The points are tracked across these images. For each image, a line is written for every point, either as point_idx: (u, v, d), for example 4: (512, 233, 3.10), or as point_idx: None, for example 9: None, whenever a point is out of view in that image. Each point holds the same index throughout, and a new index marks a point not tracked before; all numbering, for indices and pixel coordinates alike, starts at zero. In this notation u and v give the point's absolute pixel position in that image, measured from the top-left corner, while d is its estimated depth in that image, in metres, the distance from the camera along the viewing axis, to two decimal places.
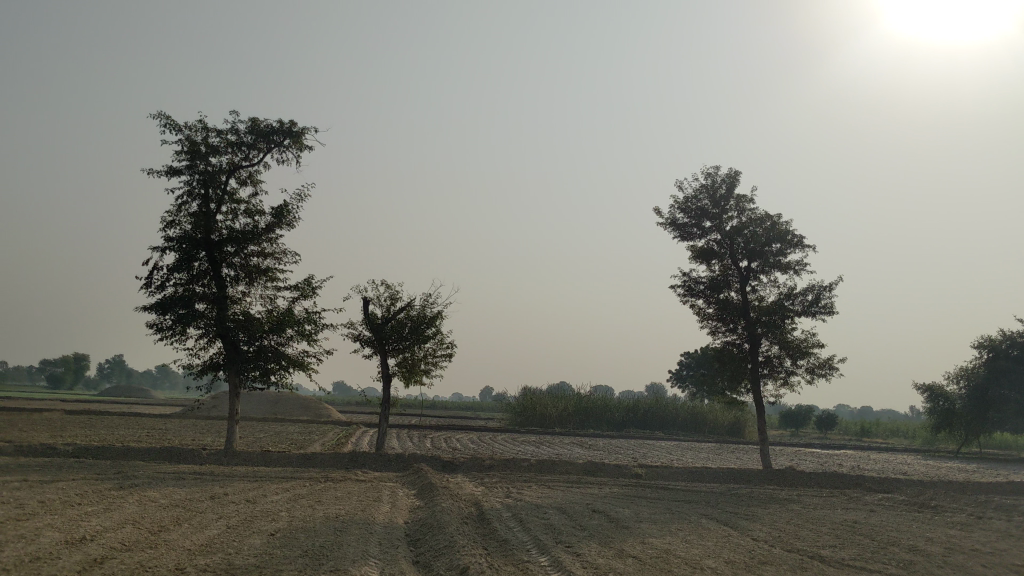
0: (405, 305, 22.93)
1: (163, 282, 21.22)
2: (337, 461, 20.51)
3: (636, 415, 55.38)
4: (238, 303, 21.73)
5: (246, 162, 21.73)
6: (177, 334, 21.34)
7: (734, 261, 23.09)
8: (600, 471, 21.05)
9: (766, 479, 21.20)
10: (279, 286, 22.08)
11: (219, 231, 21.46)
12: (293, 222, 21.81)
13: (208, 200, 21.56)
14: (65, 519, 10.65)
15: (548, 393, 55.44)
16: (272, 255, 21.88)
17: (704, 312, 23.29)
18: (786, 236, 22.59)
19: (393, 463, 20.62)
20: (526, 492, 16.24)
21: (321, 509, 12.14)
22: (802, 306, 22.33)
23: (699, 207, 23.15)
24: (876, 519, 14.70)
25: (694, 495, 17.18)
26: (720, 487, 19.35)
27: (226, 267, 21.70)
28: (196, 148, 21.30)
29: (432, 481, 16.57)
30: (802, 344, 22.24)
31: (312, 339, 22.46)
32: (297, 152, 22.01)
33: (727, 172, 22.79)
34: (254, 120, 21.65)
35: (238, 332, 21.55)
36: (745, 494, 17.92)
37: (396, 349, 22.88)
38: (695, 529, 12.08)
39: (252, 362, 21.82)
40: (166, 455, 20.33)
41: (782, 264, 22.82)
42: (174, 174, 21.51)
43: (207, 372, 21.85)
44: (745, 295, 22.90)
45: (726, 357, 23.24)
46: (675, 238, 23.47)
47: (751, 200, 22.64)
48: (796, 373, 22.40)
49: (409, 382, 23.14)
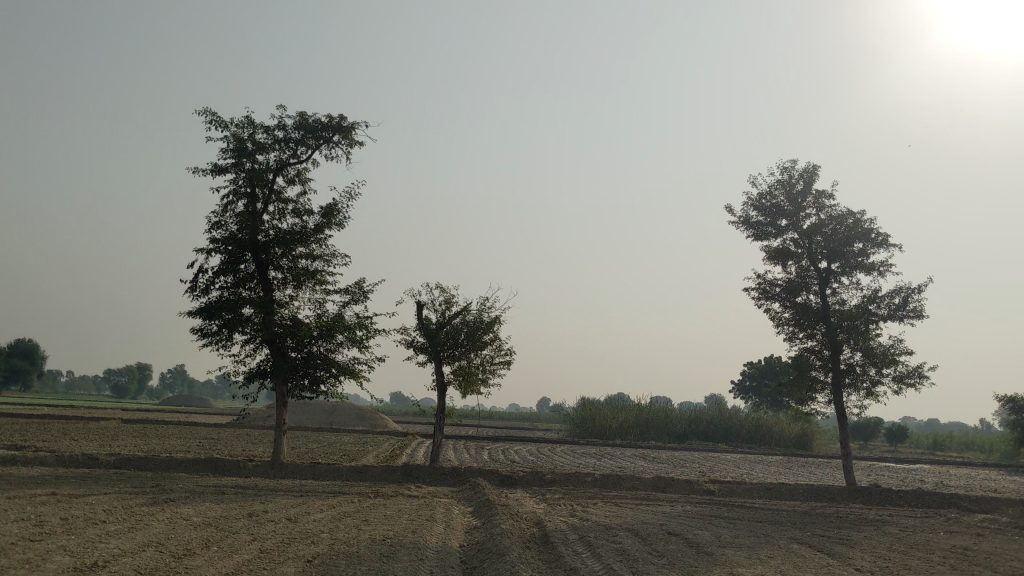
0: (461, 309, 21.72)
1: (208, 286, 20.32)
2: (389, 474, 19.37)
3: (699, 426, 53.61)
4: (286, 307, 20.75)
5: (294, 159, 20.79)
6: (223, 340, 20.42)
7: (812, 262, 21.51)
8: (669, 487, 19.60)
9: (851, 498, 19.59)
10: (328, 289, 21.06)
11: (266, 232, 20.54)
12: (344, 222, 20.78)
13: (254, 199, 20.64)
14: (82, 539, 9.58)
15: (608, 404, 53.85)
16: (321, 257, 20.86)
17: (781, 316, 21.72)
18: (870, 235, 20.97)
19: (448, 477, 19.42)
20: (592, 510, 14.87)
21: (367, 530, 10.94)
22: (888, 309, 20.68)
23: (774, 205, 21.63)
24: (987, 545, 13.15)
25: (778, 515, 15.66)
26: (803, 505, 17.81)
27: (274, 269, 20.75)
28: (243, 145, 20.42)
29: (490, 498, 15.31)
30: (889, 351, 20.56)
31: (363, 345, 21.38)
32: (347, 148, 20.99)
33: (804, 167, 21.24)
34: (302, 115, 20.70)
35: (285, 338, 20.55)
36: (833, 515, 16.37)
37: (451, 356, 21.69)
38: (789, 557, 10.65)
39: (300, 370, 20.79)
40: (210, 466, 19.35)
41: (865, 265, 21.18)
42: (219, 173, 20.63)
43: (254, 379, 20.86)
44: (825, 298, 21.29)
45: (804, 365, 21.62)
46: (748, 238, 21.97)
47: (832, 195, 21.06)
48: (882, 382, 20.70)
49: (465, 391, 21.93)
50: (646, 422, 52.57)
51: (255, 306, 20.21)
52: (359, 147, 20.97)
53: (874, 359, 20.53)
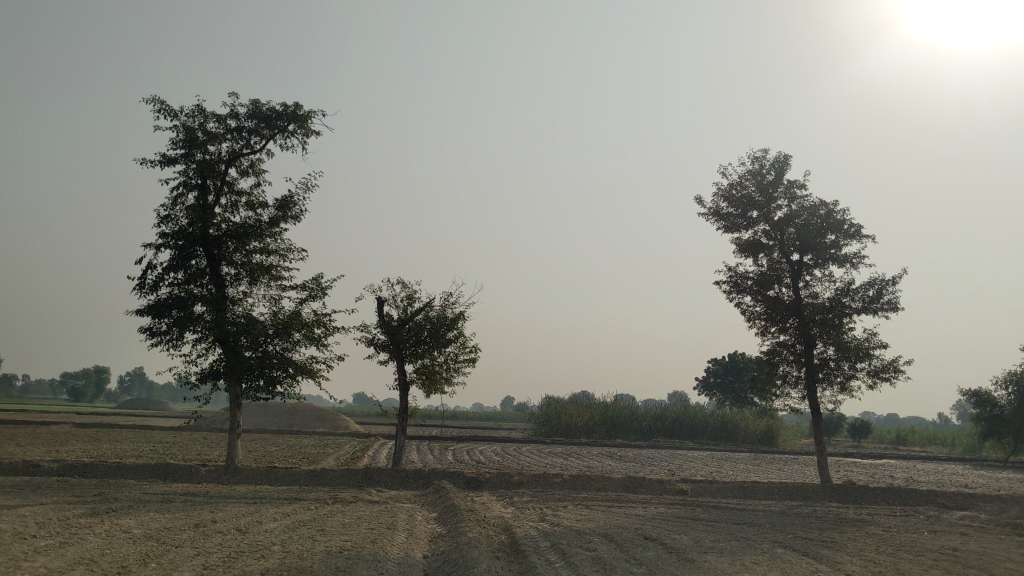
0: (424, 305, 20.94)
1: (156, 282, 19.35)
2: (350, 478, 18.54)
3: (664, 424, 53.18)
4: (239, 304, 19.84)
5: (247, 149, 19.88)
6: (173, 340, 19.45)
7: (784, 255, 20.97)
8: (641, 487, 18.94)
9: (827, 496, 19.06)
10: (284, 285, 20.18)
11: (217, 226, 19.61)
12: (300, 215, 19.92)
13: (206, 191, 19.70)
14: (4, 558, 8.67)
15: (572, 402, 53.19)
16: (277, 252, 19.97)
17: (752, 310, 21.15)
18: (842, 226, 20.49)
19: (411, 481, 18.61)
20: (563, 513, 14.16)
21: (323, 542, 10.12)
22: (862, 302, 20.18)
23: (745, 196, 21.06)
24: (975, 545, 12.62)
25: (756, 516, 15.03)
26: (779, 505, 17.23)
27: (227, 264, 19.82)
28: (193, 134, 19.46)
29: (455, 502, 14.55)
30: (864, 345, 20.06)
31: (322, 344, 20.52)
32: (303, 138, 20.13)
33: (775, 156, 20.70)
34: (255, 104, 19.80)
35: (239, 337, 19.63)
36: (811, 515, 15.79)
37: (413, 354, 20.89)
38: (775, 563, 9.99)
39: (255, 370, 19.89)
40: (160, 473, 18.38)
41: (838, 257, 20.69)
42: (168, 164, 19.65)
43: (206, 380, 19.92)
44: (797, 291, 20.74)
45: (776, 360, 21.06)
46: (719, 230, 21.39)
47: (804, 185, 20.55)
48: (855, 377, 20.20)
49: (429, 391, 21.15)
50: (611, 420, 52.02)
51: (207, 304, 19.27)
52: (315, 137, 20.12)
53: (849, 353, 20.01)
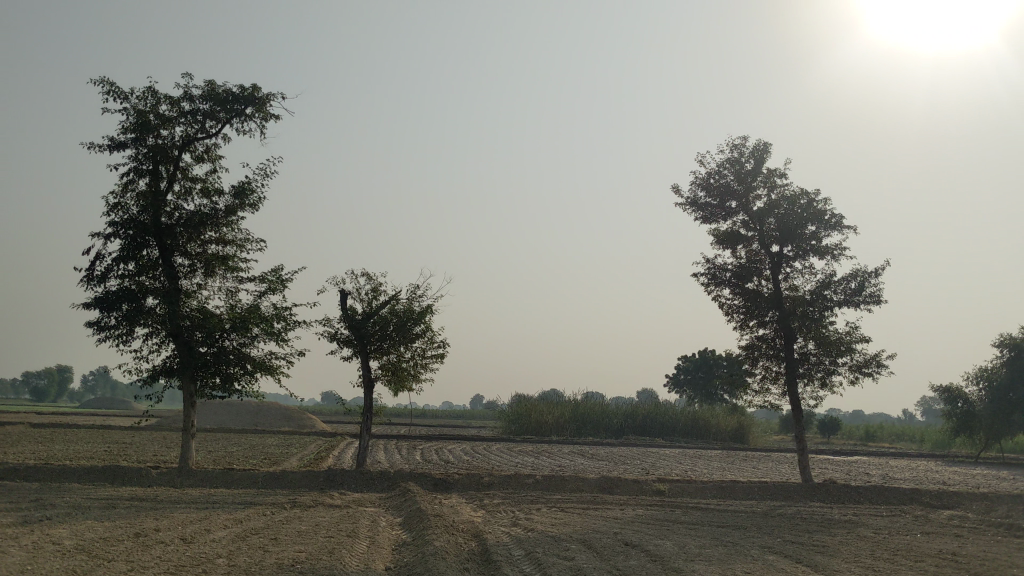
0: (390, 298, 20.02)
1: (105, 274, 18.28)
2: (311, 480, 17.59)
3: (635, 422, 52.60)
4: (194, 297, 18.82)
5: (202, 134, 18.87)
6: (123, 334, 18.40)
7: (763, 246, 20.26)
8: (616, 487, 18.14)
9: (809, 496, 18.37)
10: (241, 277, 19.19)
11: (170, 215, 18.57)
12: (258, 203, 18.95)
13: (157, 178, 18.66)
14: None
15: (542, 400, 52.40)
16: (233, 243, 18.97)
17: (730, 303, 20.41)
18: (823, 216, 19.83)
19: (376, 483, 17.69)
20: (537, 517, 13.31)
21: (275, 553, 9.19)
22: (844, 295, 19.52)
23: (723, 185, 20.33)
24: (973, 547, 11.93)
25: (739, 519, 14.27)
26: (761, 505, 16.49)
27: (180, 255, 18.78)
28: (144, 118, 18.41)
29: (423, 506, 13.67)
30: (845, 339, 19.38)
31: (282, 339, 19.56)
32: (262, 122, 19.15)
33: (755, 144, 19.99)
34: (210, 85, 18.79)
35: (194, 332, 18.62)
36: (796, 516, 15.06)
37: (378, 349, 19.98)
38: (770, 572, 9.20)
39: (210, 367, 18.88)
40: (107, 475, 17.31)
41: (819, 248, 20.02)
42: (118, 148, 18.58)
43: (159, 377, 18.87)
44: (777, 284, 20.02)
45: (755, 355, 20.32)
46: (696, 220, 20.64)
47: (784, 173, 19.85)
48: (836, 372, 19.52)
49: (394, 388, 20.23)
50: (582, 418, 51.34)
51: (159, 296, 18.23)
52: (274, 121, 19.14)
53: (831, 348, 19.32)
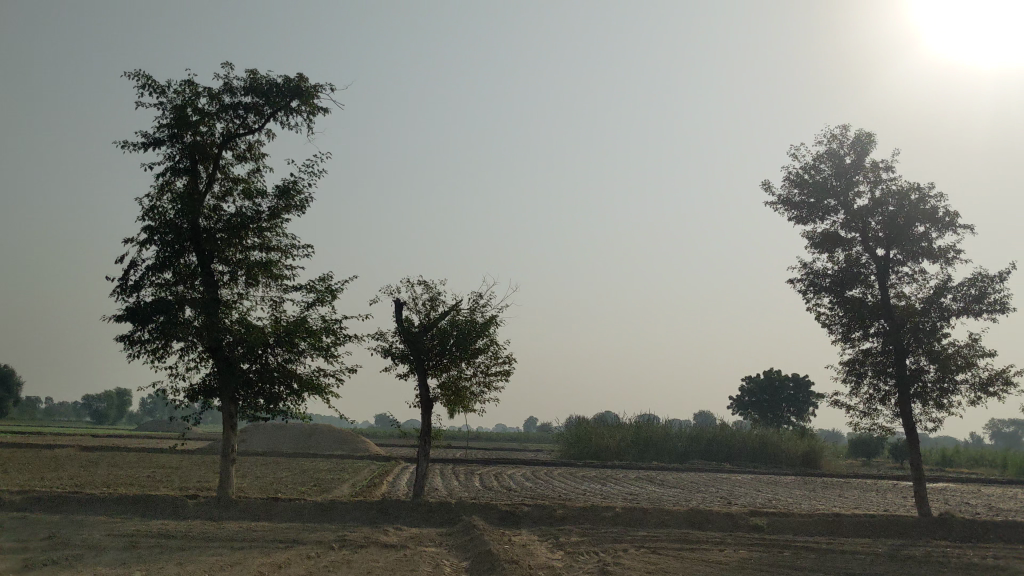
0: (449, 309, 18.16)
1: (139, 283, 16.67)
2: (363, 513, 15.73)
3: (701, 445, 50.18)
4: (235, 308, 17.11)
5: (244, 130, 17.23)
6: (159, 349, 16.77)
7: (867, 249, 18.06)
8: (707, 522, 16.00)
9: (929, 532, 16.04)
10: (286, 286, 17.47)
11: (209, 218, 16.92)
12: (304, 204, 17.28)
13: (195, 177, 17.04)
14: None
15: (602, 422, 50.22)
16: (278, 248, 17.24)
17: (831, 313, 18.23)
18: (936, 214, 17.57)
19: (436, 516, 15.78)
20: (627, 563, 11.27)
21: None
22: (963, 303, 17.25)
23: (819, 181, 18.22)
24: None
25: (866, 566, 12.08)
26: (880, 545, 14.26)
27: (220, 262, 17.11)
28: (182, 112, 16.80)
29: (493, 546, 11.72)
30: (965, 353, 17.05)
31: (331, 355, 17.80)
32: (309, 116, 17.50)
33: (857, 133, 17.88)
34: (252, 76, 17.17)
35: (236, 346, 16.91)
36: (928, 560, 12.84)
37: (437, 366, 18.11)
38: None
39: (253, 386, 17.13)
40: (138, 506, 15.56)
41: (932, 251, 17.74)
42: (154, 146, 17.01)
43: (198, 397, 17.17)
44: (884, 293, 17.79)
45: (859, 373, 18.03)
46: (790, 221, 18.53)
47: (891, 166, 17.66)
48: (956, 391, 17.16)
49: (455, 409, 18.33)
50: (644, 441, 49.05)
51: (197, 307, 16.57)
52: (322, 115, 17.48)
53: (948, 364, 16.98)
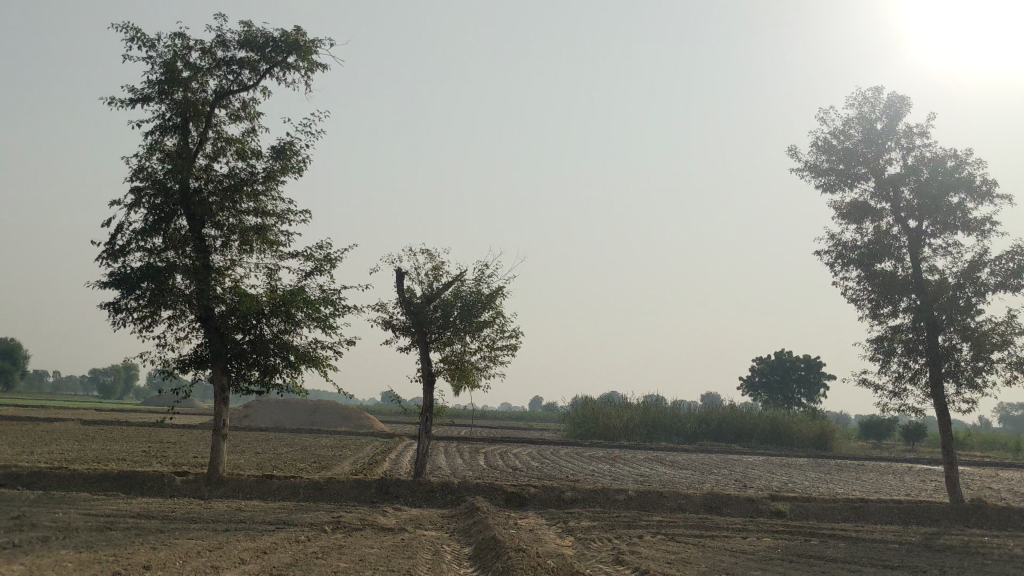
0: (454, 279, 17.22)
1: (126, 248, 15.75)
2: (361, 492, 14.85)
3: (711, 426, 49.33)
4: (227, 276, 16.19)
5: (238, 87, 16.26)
6: (146, 319, 15.87)
7: (898, 220, 17.06)
8: (726, 507, 15.07)
9: (961, 519, 15.13)
10: (282, 253, 16.54)
11: (200, 180, 15.97)
12: (301, 166, 16.33)
13: (185, 137, 16.09)
14: None
15: (610, 401, 49.37)
16: (273, 213, 16.29)
17: (858, 288, 17.25)
18: (973, 183, 16.54)
19: (437, 497, 14.90)
20: (643, 551, 10.35)
21: None
22: (999, 277, 16.24)
23: (848, 147, 17.23)
24: None
25: (902, 556, 11.15)
26: (912, 533, 13.32)
27: (212, 227, 16.17)
28: (172, 67, 15.84)
29: (496, 531, 10.81)
30: (1001, 331, 16.05)
31: (329, 326, 16.88)
32: (306, 73, 16.53)
33: (890, 96, 16.90)
34: (247, 29, 16.19)
35: (228, 316, 15.99)
36: (967, 550, 11.90)
37: (440, 339, 17.19)
38: None
39: (247, 359, 16.23)
40: (122, 483, 14.71)
41: (968, 223, 16.71)
42: (143, 103, 16.06)
43: (188, 369, 16.28)
44: (915, 267, 16.78)
45: (887, 351, 17.05)
46: (818, 190, 17.53)
47: (926, 131, 16.65)
48: (990, 371, 16.17)
49: (459, 385, 17.41)
50: (654, 421, 48.18)
51: (188, 274, 15.65)
52: (321, 72, 16.51)
53: (982, 342, 16.00)
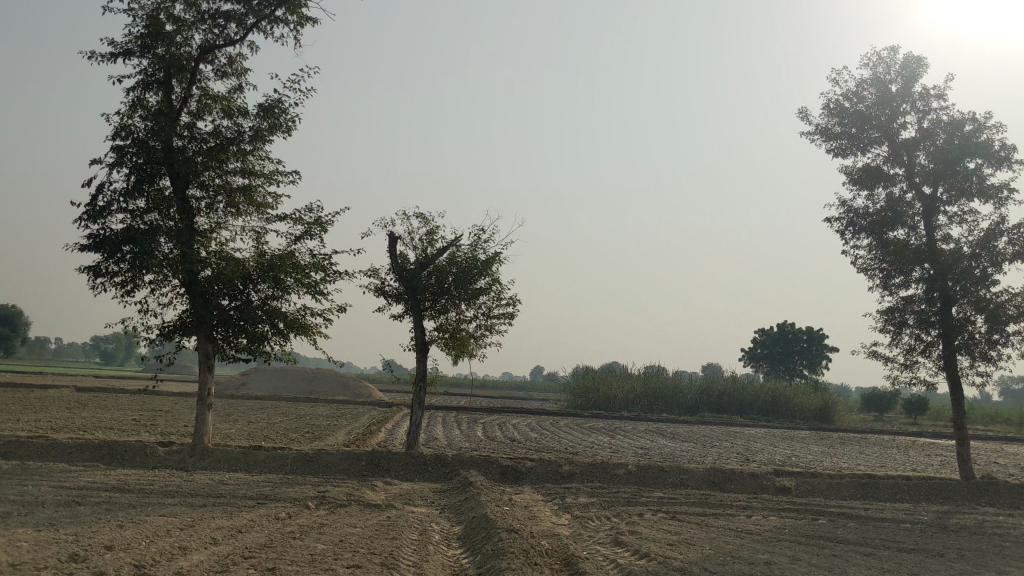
0: (449, 244, 16.57)
1: (107, 209, 15.08)
2: (351, 465, 14.31)
3: (711, 397, 48.88)
4: (213, 240, 15.55)
5: (224, 42, 15.54)
6: (128, 283, 15.24)
7: (911, 186, 16.38)
8: (729, 482, 14.52)
9: (972, 497, 14.59)
10: (270, 216, 15.90)
11: (184, 138, 15.28)
12: (290, 126, 15.64)
13: (169, 93, 15.38)
14: None
15: (611, 372, 48.90)
16: (261, 174, 15.62)
17: (869, 256, 16.62)
18: (991, 148, 15.82)
19: (430, 470, 14.35)
20: (643, 530, 9.79)
21: None
22: (1017, 246, 15.58)
23: (860, 110, 16.53)
24: None
25: (916, 537, 10.61)
26: (924, 511, 12.78)
27: (197, 189, 15.51)
28: (155, 20, 15.10)
29: (489, 508, 10.26)
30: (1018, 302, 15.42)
31: (319, 292, 16.27)
32: (296, 28, 15.79)
33: (905, 56, 16.15)
34: None
35: (214, 281, 15.37)
36: (982, 531, 11.35)
37: (434, 306, 16.58)
38: None
39: (233, 326, 15.64)
40: (103, 453, 14.15)
41: (985, 190, 16.02)
42: (124, 58, 15.34)
43: (172, 336, 15.69)
44: (929, 235, 16.14)
45: (897, 322, 16.44)
46: (829, 154, 16.86)
47: (943, 93, 15.91)
48: (1005, 343, 15.57)
49: (454, 355, 16.82)
50: (654, 392, 47.74)
51: (171, 237, 15.01)
52: (311, 26, 15.78)
53: (998, 314, 15.38)
